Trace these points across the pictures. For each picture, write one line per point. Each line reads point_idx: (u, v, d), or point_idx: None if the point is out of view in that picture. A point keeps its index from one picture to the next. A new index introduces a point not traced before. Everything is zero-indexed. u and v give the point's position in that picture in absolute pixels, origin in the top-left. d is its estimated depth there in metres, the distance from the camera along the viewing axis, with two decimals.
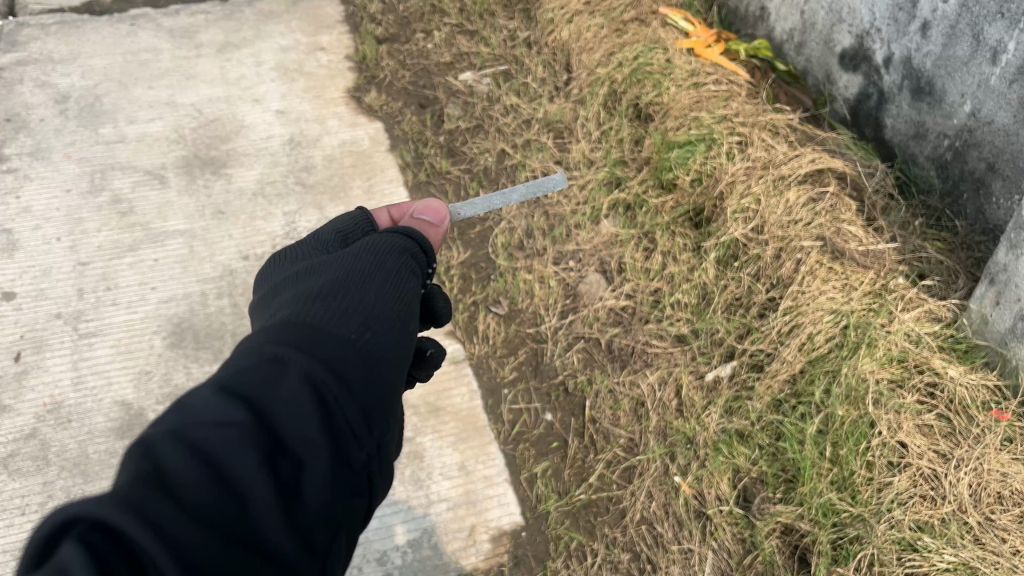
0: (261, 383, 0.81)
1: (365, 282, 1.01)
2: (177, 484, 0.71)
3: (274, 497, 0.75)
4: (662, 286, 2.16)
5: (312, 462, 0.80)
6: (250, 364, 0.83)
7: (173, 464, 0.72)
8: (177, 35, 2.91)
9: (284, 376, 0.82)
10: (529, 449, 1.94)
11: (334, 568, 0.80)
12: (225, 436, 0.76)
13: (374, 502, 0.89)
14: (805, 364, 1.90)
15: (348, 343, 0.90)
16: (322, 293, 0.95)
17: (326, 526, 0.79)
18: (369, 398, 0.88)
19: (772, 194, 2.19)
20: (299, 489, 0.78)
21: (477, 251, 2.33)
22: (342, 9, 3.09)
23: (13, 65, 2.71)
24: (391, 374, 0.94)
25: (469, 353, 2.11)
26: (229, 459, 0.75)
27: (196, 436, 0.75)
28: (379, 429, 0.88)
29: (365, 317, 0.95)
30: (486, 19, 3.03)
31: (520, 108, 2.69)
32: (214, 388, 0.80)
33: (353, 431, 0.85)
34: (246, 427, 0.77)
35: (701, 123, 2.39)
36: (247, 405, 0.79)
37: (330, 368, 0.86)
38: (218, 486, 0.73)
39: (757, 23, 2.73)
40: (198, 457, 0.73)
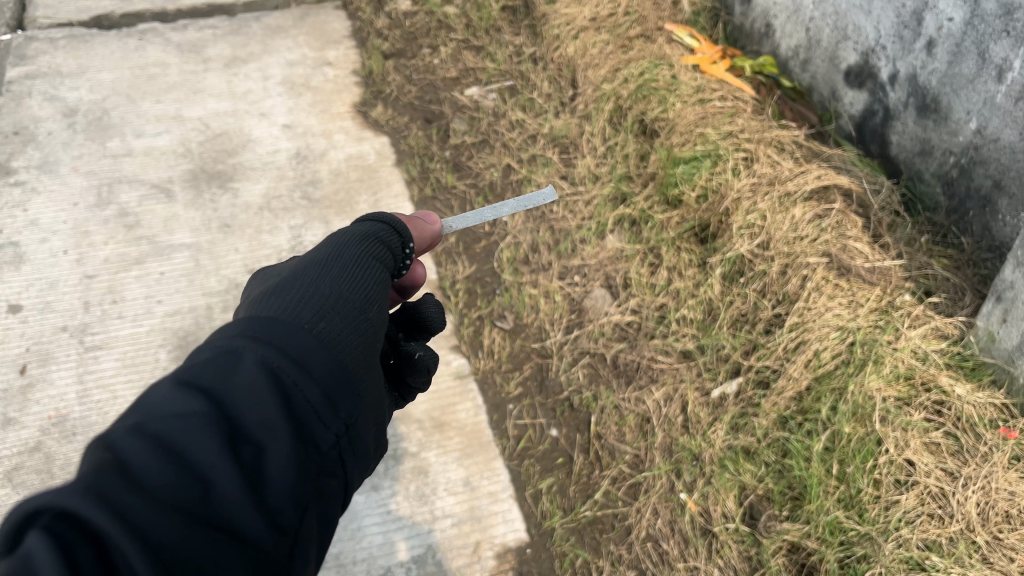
0: (219, 373, 0.76)
1: (328, 268, 0.95)
2: (138, 473, 0.67)
3: (240, 481, 0.71)
4: (667, 302, 2.15)
5: (274, 446, 0.76)
6: (209, 355, 0.78)
7: (134, 455, 0.68)
8: (185, 50, 2.93)
9: (244, 364, 0.78)
10: (533, 465, 1.93)
11: (305, 550, 0.76)
12: (184, 424, 0.72)
13: (346, 482, 0.85)
14: (812, 381, 1.90)
15: (308, 328, 0.84)
16: (280, 285, 0.89)
17: (294, 506, 0.76)
18: (333, 380, 0.83)
19: (778, 210, 2.20)
20: (266, 472, 0.74)
21: (483, 265, 2.33)
22: (348, 25, 3.12)
23: (23, 79, 2.73)
24: (357, 357, 0.89)
25: (474, 367, 2.10)
26: (191, 445, 0.71)
27: (156, 425, 0.71)
28: (345, 408, 0.84)
29: (327, 301, 0.90)
30: (492, 35, 3.05)
31: (525, 124, 2.70)
32: (171, 381, 0.75)
33: (316, 413, 0.81)
34: (207, 414, 0.73)
35: (707, 139, 2.40)
36: (205, 395, 0.74)
37: (288, 353, 0.81)
38: (180, 473, 0.69)
39: (763, 40, 2.75)
40: (157, 446, 0.69)
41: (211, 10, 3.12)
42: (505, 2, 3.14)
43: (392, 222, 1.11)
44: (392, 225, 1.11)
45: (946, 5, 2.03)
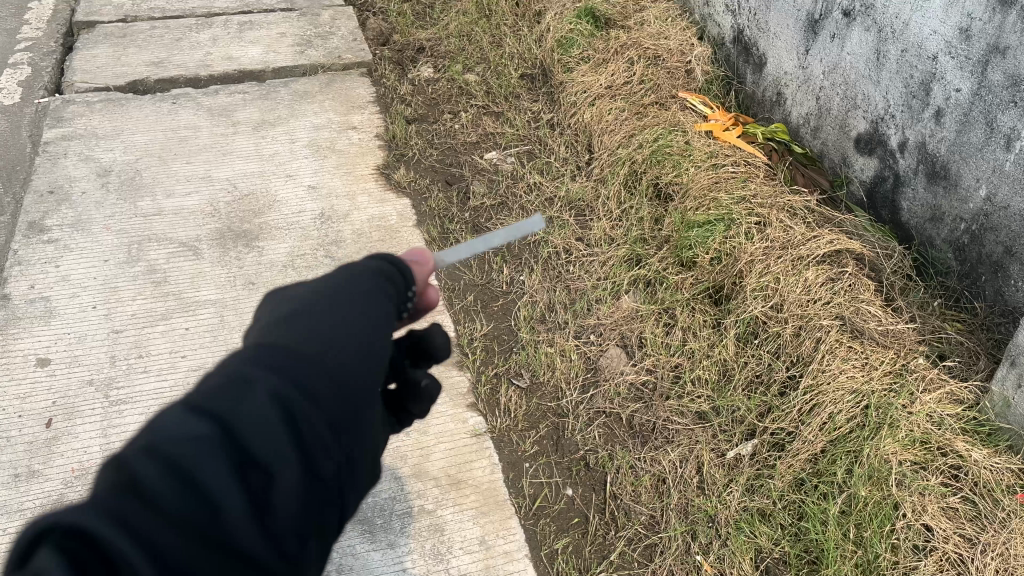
0: (228, 397, 0.71)
1: (348, 294, 0.86)
2: (147, 495, 0.64)
3: (249, 509, 0.67)
4: (683, 362, 2.17)
5: (283, 475, 0.71)
6: (221, 378, 0.73)
7: (143, 476, 0.64)
8: (216, 114, 3.05)
9: (254, 391, 0.72)
10: (549, 525, 1.93)
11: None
12: (193, 446, 0.67)
13: (350, 513, 0.79)
14: (827, 444, 1.90)
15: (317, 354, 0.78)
16: (297, 308, 0.83)
17: (300, 538, 0.71)
18: (338, 409, 0.77)
19: (792, 272, 2.23)
20: (274, 497, 0.70)
21: (500, 324, 2.38)
22: (372, 91, 3.24)
23: (59, 140, 2.84)
24: (366, 389, 0.82)
25: (491, 426, 2.12)
26: (199, 467, 0.67)
27: (165, 445, 0.67)
28: (350, 438, 0.78)
29: (340, 331, 0.82)
30: (511, 101, 3.15)
31: (542, 186, 2.76)
32: (180, 404, 0.71)
33: (322, 443, 0.75)
34: (217, 437, 0.69)
35: (720, 203, 2.46)
36: (216, 418, 0.70)
37: (294, 379, 0.75)
38: (188, 496, 0.65)
39: (774, 108, 2.83)
40: (167, 468, 0.66)
41: (241, 75, 3.25)
42: (525, 70, 3.27)
43: (395, 259, 0.95)
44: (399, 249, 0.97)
45: (953, 77, 2.09)
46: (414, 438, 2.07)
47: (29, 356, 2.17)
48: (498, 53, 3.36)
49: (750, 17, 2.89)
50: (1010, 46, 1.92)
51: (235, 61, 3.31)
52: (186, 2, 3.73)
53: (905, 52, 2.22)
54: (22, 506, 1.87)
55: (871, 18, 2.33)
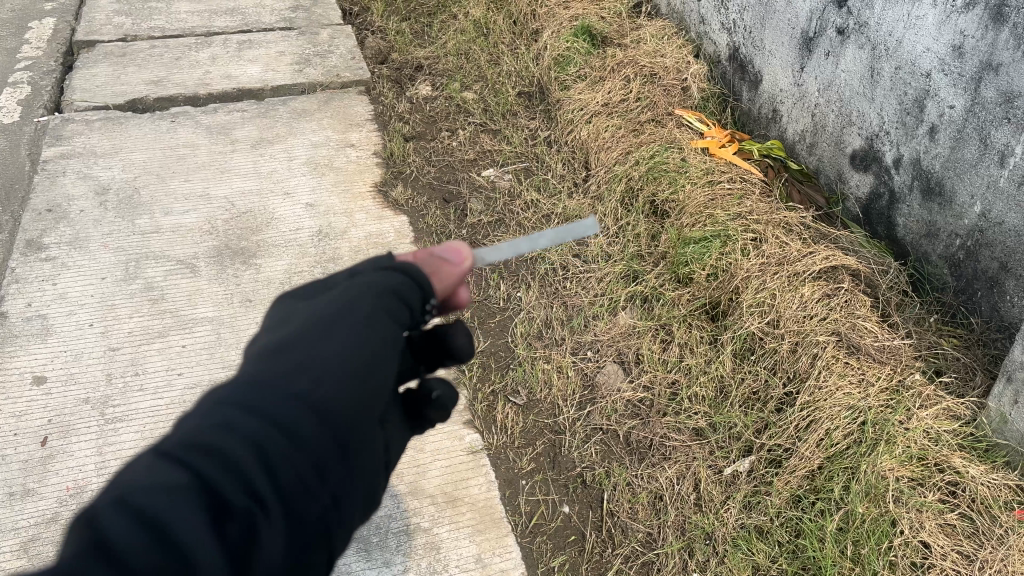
0: (206, 446, 0.73)
1: (339, 323, 0.85)
2: (120, 550, 0.65)
3: (225, 560, 0.69)
4: (679, 378, 2.17)
5: (262, 523, 0.72)
6: (201, 426, 0.74)
7: (115, 533, 0.66)
8: (214, 132, 3.06)
9: (233, 439, 0.74)
10: (545, 542, 1.92)
11: None
12: (168, 498, 0.69)
13: (336, 554, 0.81)
14: (824, 460, 1.90)
15: (303, 392, 0.79)
16: (285, 343, 0.82)
17: None
18: (324, 447, 0.79)
19: (788, 289, 2.23)
20: (254, 543, 0.72)
21: (497, 340, 2.38)
22: (370, 109, 3.26)
23: (58, 158, 2.86)
24: (356, 423, 0.83)
25: (487, 443, 2.11)
26: (173, 518, 0.68)
27: (139, 498, 0.68)
28: (335, 478, 0.79)
29: (328, 366, 0.82)
30: (509, 119, 3.17)
31: (540, 204, 2.77)
32: (156, 454, 0.72)
33: (304, 485, 0.76)
34: (193, 487, 0.70)
35: (716, 220, 2.47)
36: (192, 469, 0.71)
37: (276, 421, 0.76)
38: (163, 552, 0.66)
39: (769, 125, 2.84)
40: (139, 522, 0.67)
41: (240, 94, 3.27)
42: (522, 88, 3.29)
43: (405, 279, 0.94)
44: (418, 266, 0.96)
45: (946, 94, 2.10)
46: (410, 455, 2.07)
47: (25, 374, 2.17)
48: (495, 71, 3.38)
49: (745, 34, 2.91)
50: (1003, 63, 1.93)
51: (234, 80, 3.33)
52: (185, 21, 3.76)
53: (899, 70, 2.24)
54: (16, 525, 1.86)
55: (865, 36, 2.34)
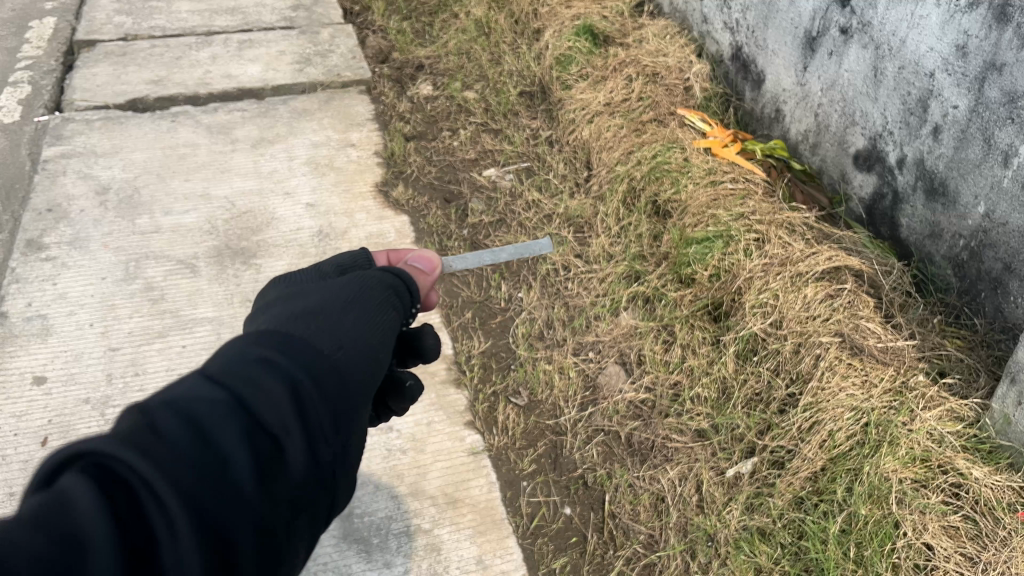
0: (245, 374, 0.83)
1: (347, 307, 1.00)
2: (170, 437, 0.75)
3: (255, 467, 0.78)
4: (681, 379, 2.16)
5: (288, 446, 0.82)
6: (240, 359, 0.85)
7: (165, 425, 0.75)
8: (215, 131, 3.06)
9: (269, 372, 0.84)
10: (547, 544, 1.91)
11: (295, 546, 0.82)
12: (212, 409, 0.79)
13: (337, 504, 0.90)
14: (826, 462, 1.88)
15: (324, 353, 0.91)
16: (307, 313, 0.96)
17: (292, 506, 0.81)
18: (341, 399, 0.90)
19: (791, 289, 2.21)
20: (279, 466, 0.81)
21: (498, 341, 2.38)
22: (371, 109, 3.26)
23: (58, 158, 2.85)
24: (364, 390, 0.94)
25: (488, 445, 2.11)
26: (215, 426, 0.78)
27: (184, 405, 0.78)
28: (346, 430, 0.90)
29: (342, 337, 0.95)
30: (510, 119, 3.16)
31: (541, 204, 2.77)
32: (200, 376, 0.83)
33: (323, 428, 0.87)
34: (231, 403, 0.80)
35: (719, 220, 2.45)
36: (232, 389, 0.82)
37: (304, 368, 0.88)
38: (205, 446, 0.76)
39: (772, 124, 2.83)
40: (183, 422, 0.77)
41: (240, 93, 3.26)
42: (523, 87, 3.28)
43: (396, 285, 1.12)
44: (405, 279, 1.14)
45: (950, 93, 2.09)
46: (411, 456, 2.06)
47: (25, 375, 2.16)
48: (497, 71, 3.37)
49: (747, 34, 2.90)
50: (1007, 63, 1.92)
51: (234, 79, 3.33)
52: (186, 20, 3.75)
53: (902, 69, 2.23)
54: None
55: (868, 35, 2.33)
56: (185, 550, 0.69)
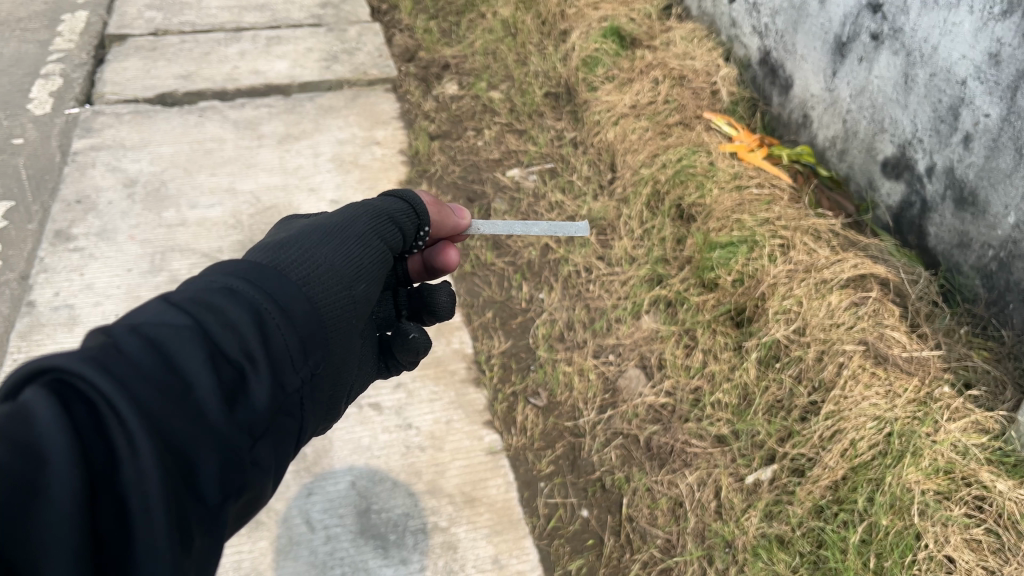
0: (208, 307, 0.95)
1: (319, 245, 1.21)
2: (134, 358, 0.83)
3: (215, 391, 0.89)
4: (702, 384, 2.15)
5: (249, 374, 0.95)
6: (207, 292, 0.98)
7: (131, 346, 0.84)
8: (242, 127, 3.08)
9: (233, 306, 0.97)
10: (563, 545, 1.91)
11: (256, 465, 0.95)
12: (175, 334, 0.89)
13: (297, 430, 1.04)
14: (847, 471, 1.86)
15: (291, 287, 1.08)
16: (277, 255, 1.14)
17: (250, 430, 0.94)
18: (305, 328, 1.07)
19: (814, 296, 2.19)
20: (239, 390, 0.94)
21: (518, 341, 2.38)
22: (396, 107, 3.27)
23: (88, 150, 2.89)
24: (330, 321, 1.13)
25: (506, 444, 2.11)
26: (179, 351, 0.88)
27: (149, 330, 0.88)
28: (309, 361, 1.06)
29: (309, 274, 1.14)
30: (535, 119, 3.17)
31: (564, 205, 2.78)
32: (160, 304, 0.93)
33: (290, 358, 1.02)
34: (194, 330, 0.91)
35: (744, 225, 2.42)
36: (192, 318, 0.92)
37: (271, 301, 1.03)
38: (167, 370, 0.86)
39: (799, 130, 2.80)
40: (149, 345, 0.86)
41: (267, 89, 3.29)
42: (549, 88, 3.28)
43: (389, 215, 1.43)
44: (410, 213, 1.49)
45: (982, 102, 2.07)
46: (429, 454, 2.07)
47: None
48: (523, 72, 3.37)
49: (776, 39, 2.88)
50: None
51: (262, 75, 3.35)
52: (215, 16, 3.78)
53: (933, 77, 2.20)
54: None
55: (900, 42, 2.31)
56: (141, 472, 0.76)
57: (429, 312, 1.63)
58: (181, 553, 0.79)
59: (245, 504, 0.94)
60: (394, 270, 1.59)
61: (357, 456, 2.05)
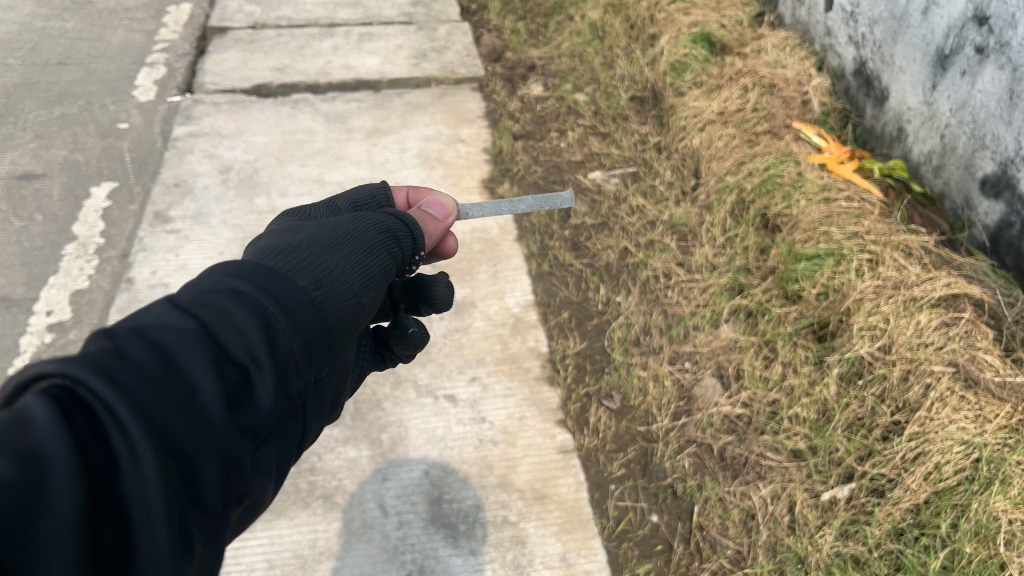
0: (216, 308, 0.93)
1: (333, 243, 1.19)
2: (136, 363, 0.82)
3: (219, 397, 0.87)
4: (780, 398, 2.11)
5: (257, 377, 0.93)
6: (214, 291, 0.96)
7: (133, 351, 0.83)
8: (332, 120, 3.17)
9: (243, 306, 0.95)
10: (632, 548, 1.92)
11: (258, 469, 0.94)
12: (180, 338, 0.88)
13: (301, 433, 1.04)
14: (931, 494, 1.80)
15: (298, 288, 1.05)
16: (290, 250, 1.12)
17: (252, 435, 0.93)
18: (314, 331, 1.04)
19: (902, 314, 2.12)
20: (245, 395, 0.93)
21: (593, 342, 2.39)
22: (481, 106, 3.31)
23: (187, 137, 3.02)
24: (339, 324, 1.10)
25: (579, 444, 2.12)
26: (183, 356, 0.87)
27: (152, 333, 0.86)
28: (318, 364, 1.05)
29: (322, 272, 1.12)
30: (619, 122, 3.17)
31: (645, 210, 2.77)
32: (167, 304, 0.92)
33: (299, 361, 1.01)
34: (200, 334, 0.89)
35: (831, 237, 2.37)
36: (199, 320, 0.91)
37: (281, 300, 1.01)
38: (170, 374, 0.84)
39: (893, 144, 2.73)
40: (152, 348, 0.84)
41: (358, 84, 3.37)
42: (635, 92, 3.27)
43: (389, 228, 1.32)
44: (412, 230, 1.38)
45: None
46: (501, 449, 2.09)
47: None
48: (609, 75, 3.37)
49: (874, 49, 2.81)
50: None
51: (353, 70, 3.43)
52: (310, 12, 3.89)
53: None
54: None
55: (1006, 56, 2.22)
56: (143, 481, 0.74)
57: (426, 303, 1.59)
58: (182, 563, 0.78)
59: (247, 509, 0.94)
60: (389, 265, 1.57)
61: (431, 445, 2.09)
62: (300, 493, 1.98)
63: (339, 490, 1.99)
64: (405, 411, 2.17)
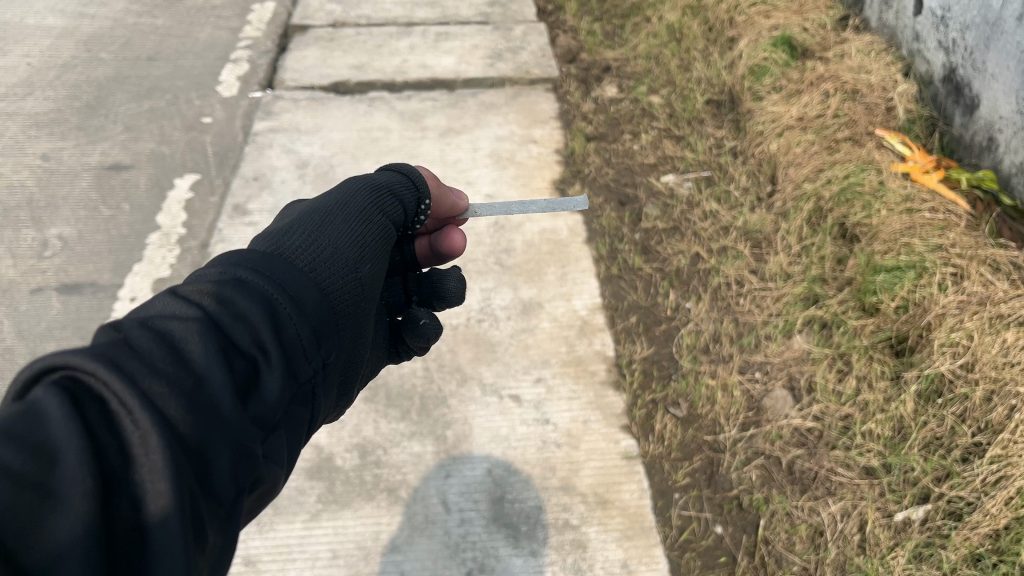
0: (219, 300, 0.96)
1: (329, 231, 1.24)
2: (145, 354, 0.83)
3: (229, 383, 0.89)
4: (853, 413, 2.05)
5: (263, 365, 0.96)
6: (218, 284, 0.99)
7: (142, 342, 0.84)
8: (407, 118, 3.21)
9: (246, 298, 0.98)
10: (694, 559, 1.89)
11: (271, 455, 0.95)
12: (187, 329, 0.89)
13: (310, 420, 1.07)
14: (1010, 520, 1.71)
15: (301, 275, 1.10)
16: (286, 245, 1.16)
17: (262, 422, 0.94)
18: (315, 317, 1.08)
19: (988, 331, 2.03)
20: (251, 383, 0.95)
21: (661, 348, 2.36)
22: (556, 107, 3.31)
23: (267, 132, 3.10)
24: (337, 309, 1.16)
25: (643, 450, 2.10)
26: (191, 347, 0.88)
27: (159, 326, 0.88)
28: (320, 351, 1.08)
29: (318, 261, 1.17)
30: (694, 125, 3.13)
31: (719, 215, 2.73)
32: (171, 297, 0.94)
33: (304, 348, 1.04)
34: (206, 325, 0.91)
35: (913, 249, 2.30)
36: (204, 312, 0.93)
37: (283, 290, 1.05)
38: (178, 364, 0.85)
39: (983, 153, 2.62)
40: (160, 340, 0.86)
41: (433, 83, 3.40)
42: (711, 95, 3.22)
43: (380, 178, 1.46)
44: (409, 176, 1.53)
45: None
46: (565, 452, 2.09)
47: None
48: (685, 77, 3.33)
49: (965, 55, 2.70)
50: None
51: (429, 69, 3.47)
52: (389, 11, 3.95)
53: None
54: None
55: None
56: (154, 467, 0.75)
57: (440, 299, 1.64)
58: (197, 552, 0.78)
59: (261, 497, 0.95)
60: (401, 251, 1.63)
61: (494, 445, 2.10)
62: (365, 485, 2.02)
63: (403, 484, 2.02)
64: (470, 409, 2.18)
